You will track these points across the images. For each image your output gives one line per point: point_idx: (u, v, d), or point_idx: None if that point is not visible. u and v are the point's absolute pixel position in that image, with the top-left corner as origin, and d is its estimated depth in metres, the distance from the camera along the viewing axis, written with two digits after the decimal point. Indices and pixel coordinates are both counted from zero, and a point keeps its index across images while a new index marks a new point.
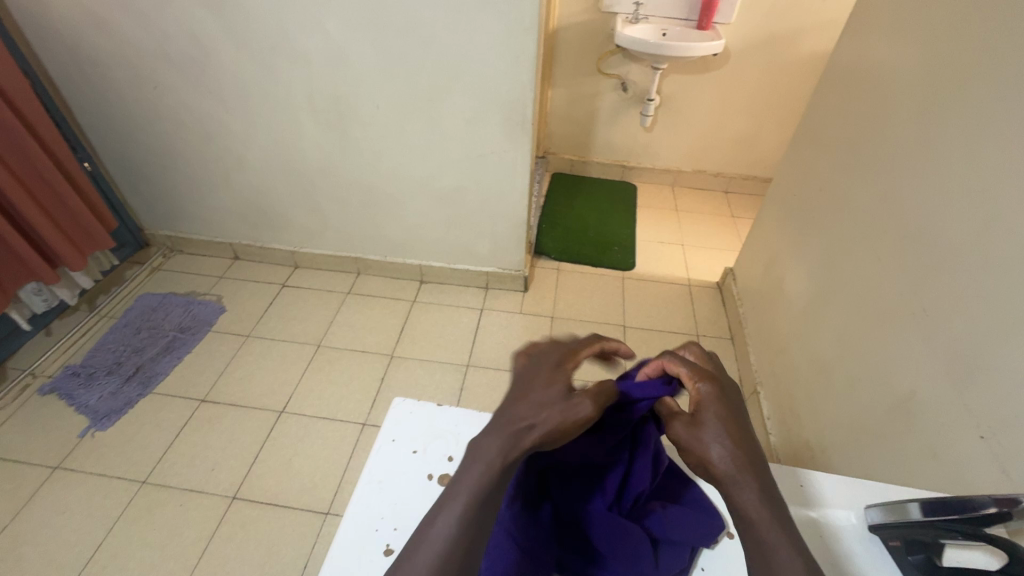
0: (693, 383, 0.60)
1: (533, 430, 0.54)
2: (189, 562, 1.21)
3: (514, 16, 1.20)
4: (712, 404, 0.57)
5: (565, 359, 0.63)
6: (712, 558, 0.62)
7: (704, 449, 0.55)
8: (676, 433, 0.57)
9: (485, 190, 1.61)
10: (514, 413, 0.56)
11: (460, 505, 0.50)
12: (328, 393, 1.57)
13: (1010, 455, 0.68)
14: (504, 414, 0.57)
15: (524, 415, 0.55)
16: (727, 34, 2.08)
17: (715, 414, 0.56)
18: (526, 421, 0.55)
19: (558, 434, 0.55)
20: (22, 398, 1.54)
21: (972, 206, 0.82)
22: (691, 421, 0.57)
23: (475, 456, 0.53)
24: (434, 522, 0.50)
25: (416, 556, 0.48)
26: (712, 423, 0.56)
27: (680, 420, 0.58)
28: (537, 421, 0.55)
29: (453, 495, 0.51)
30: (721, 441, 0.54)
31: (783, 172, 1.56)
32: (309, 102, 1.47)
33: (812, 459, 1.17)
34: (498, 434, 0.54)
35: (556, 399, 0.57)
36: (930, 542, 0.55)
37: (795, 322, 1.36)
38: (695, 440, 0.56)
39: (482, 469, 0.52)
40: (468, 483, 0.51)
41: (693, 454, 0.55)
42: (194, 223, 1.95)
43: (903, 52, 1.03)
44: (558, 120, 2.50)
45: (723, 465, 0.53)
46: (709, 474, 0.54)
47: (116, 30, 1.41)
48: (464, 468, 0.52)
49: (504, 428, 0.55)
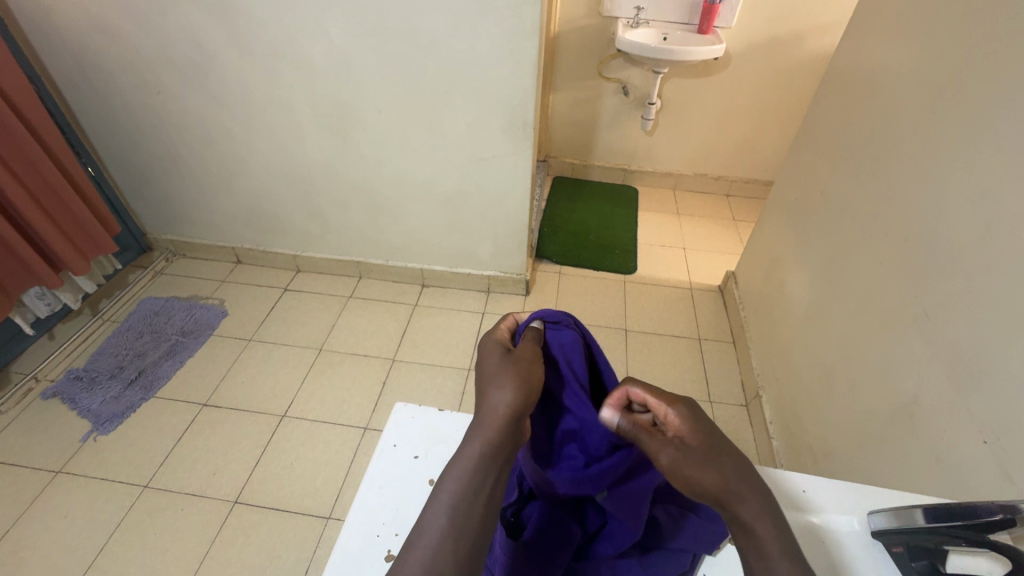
0: (664, 410, 0.58)
1: (503, 402, 0.56)
2: (191, 566, 1.21)
3: (516, 21, 1.21)
4: (691, 427, 0.56)
5: (500, 341, 0.65)
6: (715, 564, 0.63)
7: (698, 470, 0.54)
8: (668, 465, 0.55)
9: (487, 194, 1.61)
10: (483, 395, 0.58)
11: (449, 495, 0.50)
12: (329, 398, 1.57)
13: (1013, 461, 0.68)
14: (477, 404, 0.58)
15: (496, 395, 0.57)
16: (728, 38, 2.08)
17: (696, 437, 0.55)
18: (499, 398, 0.56)
19: (528, 390, 0.58)
20: (25, 401, 1.54)
21: (974, 208, 0.82)
22: (680, 446, 0.55)
23: (465, 448, 0.53)
24: (425, 516, 0.49)
25: (411, 550, 0.47)
26: (695, 444, 0.55)
27: (670, 450, 0.55)
28: (504, 393, 0.57)
29: (443, 485, 0.51)
30: (712, 460, 0.54)
31: (784, 175, 1.57)
32: (311, 107, 1.48)
33: (815, 464, 1.16)
34: (481, 421, 0.55)
35: (502, 370, 0.60)
36: (934, 549, 0.55)
37: (797, 326, 1.36)
38: (690, 467, 0.54)
39: (468, 458, 0.52)
40: (459, 470, 0.51)
41: (697, 481, 0.53)
42: (197, 228, 1.96)
43: (904, 59, 1.04)
44: (559, 124, 2.51)
45: (715, 485, 0.53)
46: (706, 495, 0.53)
47: (120, 36, 1.42)
48: (451, 461, 0.53)
49: (479, 416, 0.56)
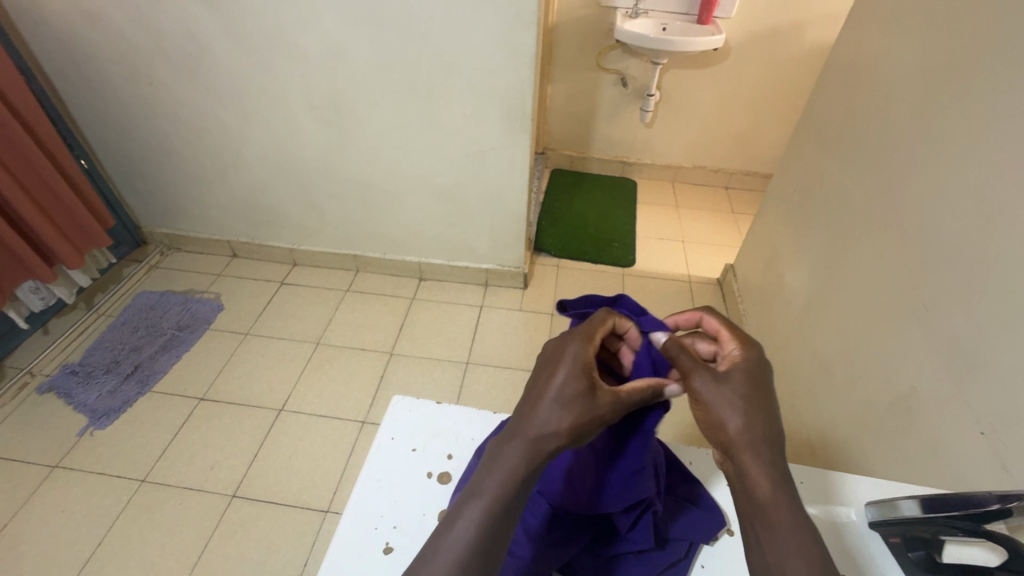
0: (730, 345, 0.61)
1: (558, 431, 0.52)
2: (188, 561, 1.21)
3: (512, 10, 1.19)
4: (745, 374, 0.57)
5: (583, 353, 0.57)
6: (712, 555, 0.65)
7: (724, 409, 0.55)
8: (699, 386, 0.57)
9: (484, 186, 1.60)
10: (534, 412, 0.53)
11: (479, 513, 0.50)
12: (326, 391, 1.57)
13: (1011, 451, 0.67)
14: (519, 416, 0.54)
15: (547, 415, 0.53)
16: (727, 28, 2.06)
17: (739, 380, 0.56)
18: (548, 421, 0.52)
19: (585, 427, 0.54)
20: (21, 397, 1.53)
21: (976, 201, 0.81)
22: (718, 379, 0.56)
23: (497, 461, 0.52)
24: (450, 531, 0.49)
25: (432, 561, 0.48)
26: (740, 387, 0.56)
27: (707, 373, 0.57)
28: (556, 418, 0.53)
29: (472, 501, 0.50)
30: (739, 404, 0.54)
31: (783, 166, 1.56)
32: (306, 97, 1.46)
33: (812, 456, 1.16)
34: (519, 437, 0.52)
35: (579, 401, 0.53)
36: (931, 539, 0.56)
37: (796, 318, 1.35)
38: (719, 400, 0.55)
39: (500, 478, 0.51)
40: (489, 489, 0.50)
41: (711, 410, 0.55)
42: (192, 221, 1.95)
43: (904, 49, 1.03)
44: (557, 116, 2.49)
45: (734, 433, 0.54)
46: (720, 435, 0.55)
47: (109, 25, 1.39)
48: (485, 477, 0.51)
49: (522, 430, 0.53)
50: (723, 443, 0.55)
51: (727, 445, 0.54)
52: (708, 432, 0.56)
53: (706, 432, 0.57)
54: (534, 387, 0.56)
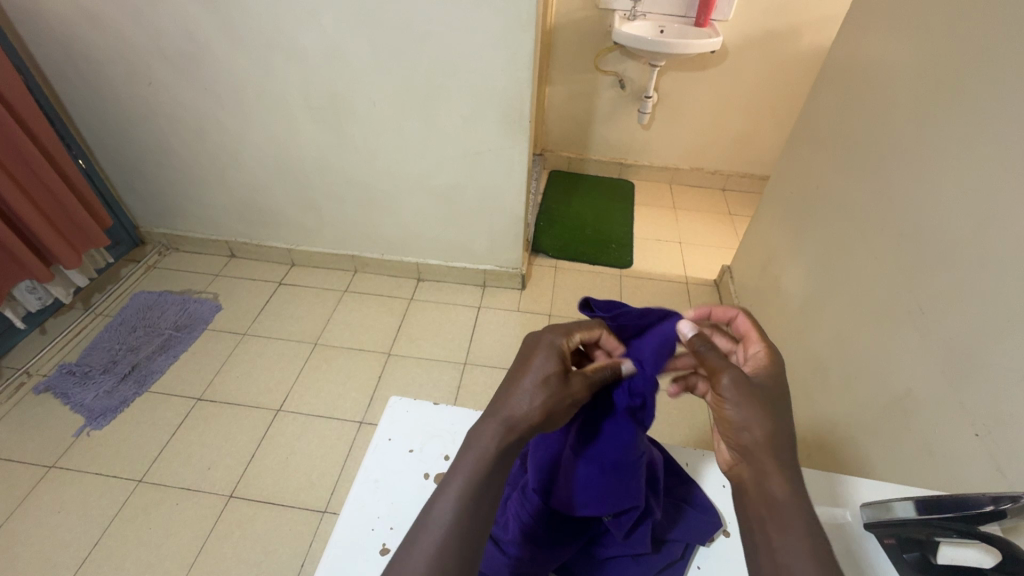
0: (755, 347, 0.64)
1: (530, 413, 0.55)
2: (185, 562, 1.21)
3: (511, 12, 1.20)
4: (769, 381, 0.58)
5: (560, 342, 0.61)
6: (708, 557, 0.65)
7: (750, 413, 0.55)
8: (728, 383, 0.57)
9: (482, 188, 1.60)
10: (510, 394, 0.57)
11: (456, 493, 0.51)
12: (324, 392, 1.57)
13: (1005, 452, 0.68)
14: (498, 398, 0.57)
15: (521, 398, 0.56)
16: (725, 30, 2.07)
17: (764, 385, 0.58)
18: (522, 404, 0.55)
19: (555, 408, 0.56)
20: (17, 397, 1.53)
21: (971, 204, 0.81)
22: (746, 380, 0.57)
23: (473, 443, 0.54)
24: (430, 511, 0.50)
25: (415, 544, 0.48)
26: (762, 392, 0.57)
27: (737, 372, 0.57)
28: (528, 400, 0.56)
29: (450, 482, 0.52)
30: (764, 409, 0.56)
31: (780, 168, 1.56)
32: (304, 98, 1.46)
33: (808, 457, 1.17)
34: (496, 419, 0.55)
35: (551, 383, 0.56)
36: (925, 541, 0.56)
37: (792, 319, 1.36)
38: (745, 401, 0.56)
39: (475, 458, 0.53)
40: (464, 469, 0.52)
41: (738, 411, 0.56)
42: (189, 221, 1.94)
43: (900, 53, 1.03)
44: (555, 117, 2.50)
45: (754, 438, 0.55)
46: (739, 440, 0.56)
47: (108, 25, 1.39)
48: (460, 457, 0.53)
49: (497, 412, 0.55)
50: (743, 447, 0.55)
51: (747, 449, 0.55)
52: (728, 431, 0.57)
53: (725, 431, 0.58)
54: (512, 370, 0.59)
